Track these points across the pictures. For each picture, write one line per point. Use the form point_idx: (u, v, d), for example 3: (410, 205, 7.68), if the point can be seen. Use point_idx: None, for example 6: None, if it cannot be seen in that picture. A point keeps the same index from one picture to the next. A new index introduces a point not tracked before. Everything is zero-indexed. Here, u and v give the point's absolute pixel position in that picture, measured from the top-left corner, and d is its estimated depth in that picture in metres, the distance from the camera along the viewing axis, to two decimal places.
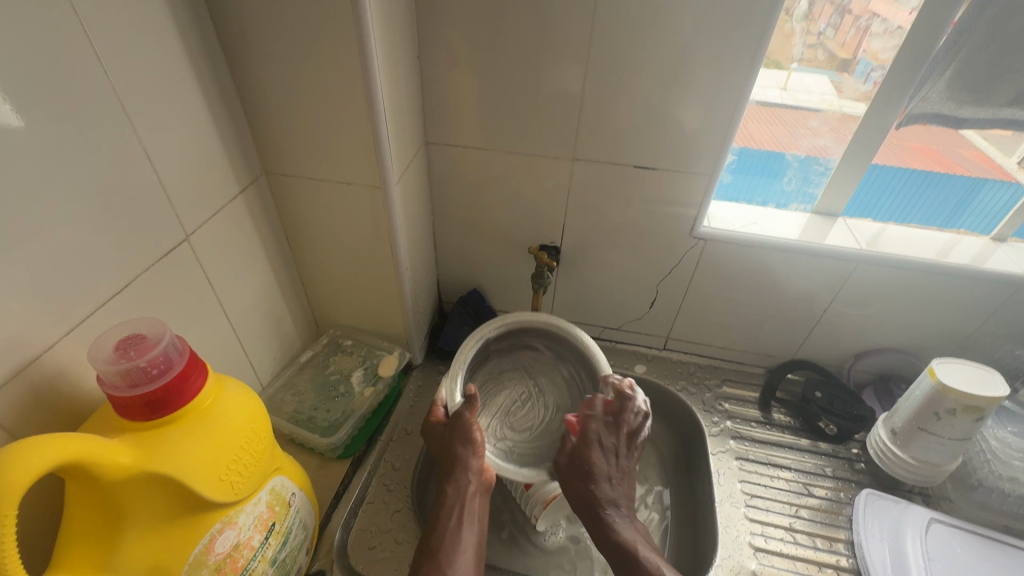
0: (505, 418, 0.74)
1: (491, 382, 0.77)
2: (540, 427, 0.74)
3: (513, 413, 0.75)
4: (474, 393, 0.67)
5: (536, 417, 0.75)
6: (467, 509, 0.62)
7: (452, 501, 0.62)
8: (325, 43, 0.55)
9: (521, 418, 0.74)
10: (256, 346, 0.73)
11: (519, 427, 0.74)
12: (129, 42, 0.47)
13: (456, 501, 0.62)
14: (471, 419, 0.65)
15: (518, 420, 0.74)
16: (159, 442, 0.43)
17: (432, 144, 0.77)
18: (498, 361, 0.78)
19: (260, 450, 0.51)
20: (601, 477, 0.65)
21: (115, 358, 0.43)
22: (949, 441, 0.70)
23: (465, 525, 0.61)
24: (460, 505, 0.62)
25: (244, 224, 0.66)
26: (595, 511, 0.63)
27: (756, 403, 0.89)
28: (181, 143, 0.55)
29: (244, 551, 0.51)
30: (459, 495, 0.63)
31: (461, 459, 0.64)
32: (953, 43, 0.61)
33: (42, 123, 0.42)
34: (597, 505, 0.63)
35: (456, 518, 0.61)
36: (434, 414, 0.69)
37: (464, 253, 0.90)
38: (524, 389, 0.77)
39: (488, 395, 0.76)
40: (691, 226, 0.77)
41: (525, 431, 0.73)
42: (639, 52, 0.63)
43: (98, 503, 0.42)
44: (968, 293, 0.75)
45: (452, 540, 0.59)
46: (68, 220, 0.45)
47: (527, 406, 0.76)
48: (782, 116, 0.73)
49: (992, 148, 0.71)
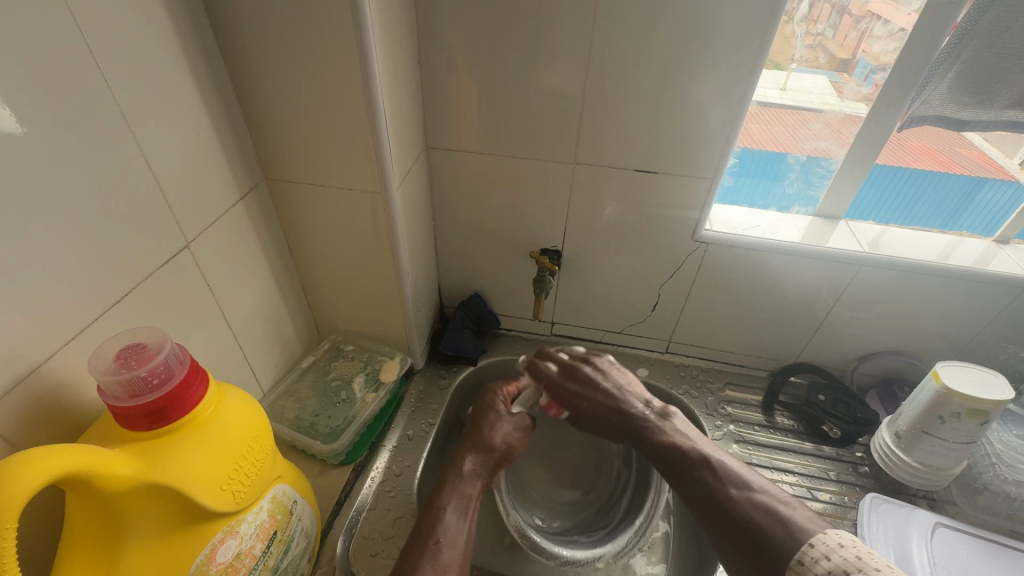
0: (540, 468, 0.84)
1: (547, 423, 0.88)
2: (558, 494, 0.82)
3: (547, 470, 0.84)
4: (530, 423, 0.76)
5: (562, 484, 0.83)
6: (472, 503, 0.62)
7: (461, 489, 0.63)
8: (326, 50, 0.55)
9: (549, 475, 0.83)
10: (257, 352, 0.73)
11: (542, 487, 0.82)
12: (129, 50, 0.47)
13: (467, 485, 0.64)
14: (518, 432, 0.74)
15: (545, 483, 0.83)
16: (159, 451, 0.43)
17: (432, 149, 0.77)
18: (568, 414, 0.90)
19: (261, 458, 0.51)
20: (615, 396, 0.71)
21: (116, 368, 0.43)
22: (955, 446, 0.70)
23: (464, 512, 0.60)
24: (463, 496, 0.62)
25: (245, 230, 0.66)
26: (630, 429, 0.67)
27: (759, 406, 0.88)
28: (181, 151, 0.55)
29: (246, 561, 0.51)
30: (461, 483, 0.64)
31: (489, 452, 0.70)
32: (954, 46, 0.60)
33: (42, 130, 0.42)
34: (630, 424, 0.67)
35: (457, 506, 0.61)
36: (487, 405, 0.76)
37: (464, 258, 0.89)
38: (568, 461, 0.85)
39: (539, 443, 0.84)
40: (693, 229, 0.77)
41: (545, 489, 0.82)
42: (640, 54, 0.63)
43: (98, 514, 0.41)
44: (972, 296, 0.75)
45: (451, 530, 0.57)
46: (66, 228, 0.45)
47: (560, 471, 0.84)
48: (782, 117, 0.73)
49: (992, 149, 0.73)
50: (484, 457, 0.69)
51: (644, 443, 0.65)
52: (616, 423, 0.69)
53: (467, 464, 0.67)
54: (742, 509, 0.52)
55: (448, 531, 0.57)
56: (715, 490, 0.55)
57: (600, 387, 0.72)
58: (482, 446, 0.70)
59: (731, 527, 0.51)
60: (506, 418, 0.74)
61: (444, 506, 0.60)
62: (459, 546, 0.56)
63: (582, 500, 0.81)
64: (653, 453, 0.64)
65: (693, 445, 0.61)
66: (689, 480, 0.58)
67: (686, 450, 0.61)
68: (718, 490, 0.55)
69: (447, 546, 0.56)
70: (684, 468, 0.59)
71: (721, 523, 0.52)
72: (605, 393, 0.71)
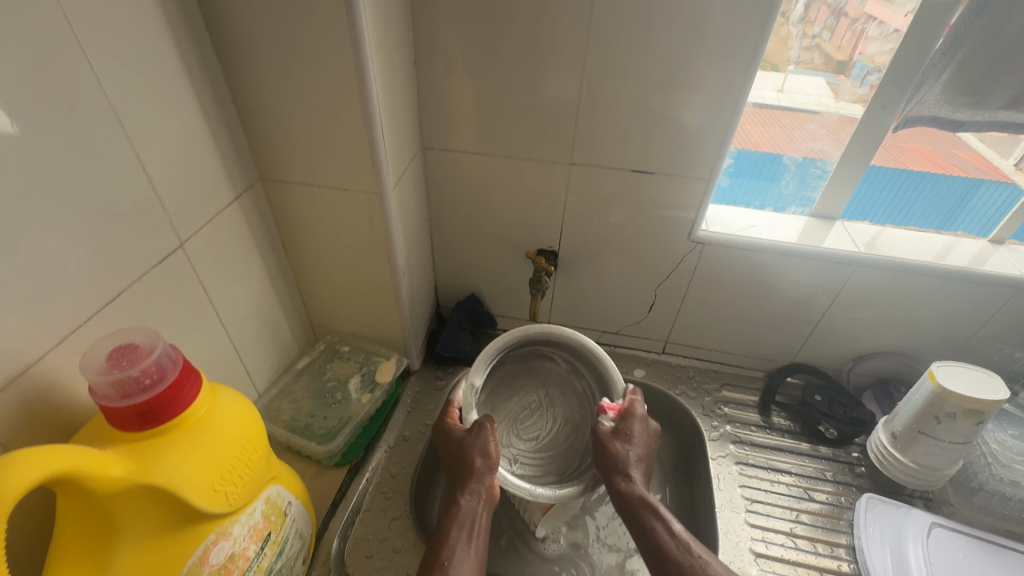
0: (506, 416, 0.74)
1: (500, 390, 0.75)
2: (536, 431, 0.74)
3: (517, 424, 0.74)
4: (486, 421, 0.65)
5: (531, 416, 0.75)
6: (477, 523, 0.60)
7: (466, 514, 0.60)
8: (321, 49, 0.55)
9: (523, 429, 0.74)
10: (252, 353, 0.72)
11: (517, 429, 0.74)
12: (122, 50, 0.47)
13: (468, 510, 0.60)
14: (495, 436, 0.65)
15: (515, 415, 0.75)
16: (152, 452, 0.42)
17: (428, 149, 0.76)
18: (513, 367, 0.75)
19: (256, 459, 0.51)
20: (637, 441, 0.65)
21: (107, 368, 0.43)
22: (950, 446, 0.70)
23: (470, 542, 0.58)
24: (470, 520, 0.59)
25: (240, 230, 0.66)
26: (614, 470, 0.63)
27: (755, 407, 0.88)
28: (175, 150, 0.55)
29: (239, 562, 0.50)
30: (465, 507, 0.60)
31: (478, 473, 0.62)
32: (949, 47, 0.61)
33: (35, 129, 0.41)
34: (620, 467, 0.63)
35: (466, 533, 0.58)
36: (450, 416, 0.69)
37: (461, 259, 0.89)
38: (532, 398, 0.75)
39: (497, 401, 0.74)
40: (689, 229, 0.77)
41: (517, 423, 0.74)
42: (637, 55, 0.63)
43: (91, 515, 0.41)
44: (968, 296, 0.75)
45: (458, 554, 0.56)
46: (60, 228, 0.45)
47: (535, 415, 0.75)
48: (780, 118, 0.73)
49: (987, 149, 0.72)
50: (478, 478, 0.62)
51: (611, 487, 0.63)
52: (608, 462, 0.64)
53: (466, 489, 0.61)
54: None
55: (459, 560, 0.56)
56: (669, 561, 0.56)
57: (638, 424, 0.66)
58: (471, 471, 0.62)
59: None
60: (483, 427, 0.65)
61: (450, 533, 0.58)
62: (466, 571, 0.55)
63: (575, 427, 0.73)
64: (617, 499, 0.62)
65: (658, 508, 0.60)
66: (649, 544, 0.58)
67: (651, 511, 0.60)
68: (675, 564, 0.55)
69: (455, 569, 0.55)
70: (648, 527, 0.59)
71: None
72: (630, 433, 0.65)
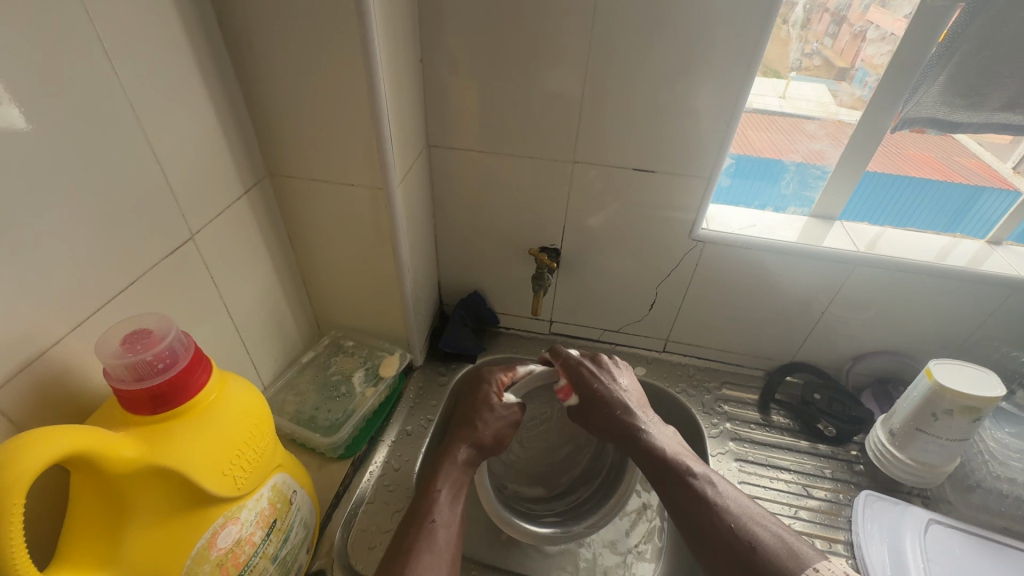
0: (536, 454, 0.80)
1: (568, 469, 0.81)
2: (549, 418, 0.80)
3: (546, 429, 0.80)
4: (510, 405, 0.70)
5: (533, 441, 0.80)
6: (461, 487, 0.63)
7: (455, 478, 0.63)
8: (330, 45, 0.56)
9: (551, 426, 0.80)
10: (258, 346, 0.73)
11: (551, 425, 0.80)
12: (138, 45, 0.48)
13: (459, 473, 0.63)
14: (515, 425, 0.70)
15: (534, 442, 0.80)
16: (164, 435, 0.43)
17: (434, 147, 0.78)
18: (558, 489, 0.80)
19: (263, 445, 0.52)
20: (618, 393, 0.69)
21: (122, 352, 0.44)
22: (948, 443, 0.70)
23: (455, 500, 0.61)
24: (459, 482, 0.62)
25: (249, 224, 0.67)
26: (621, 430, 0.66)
27: (755, 405, 0.89)
28: (187, 143, 0.56)
29: (246, 548, 0.51)
30: (458, 470, 0.64)
31: (484, 448, 0.67)
32: (944, 50, 0.62)
33: (51, 120, 0.43)
34: (620, 424, 0.67)
35: (450, 494, 0.61)
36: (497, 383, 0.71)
37: (464, 256, 0.90)
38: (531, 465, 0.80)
39: (566, 466, 0.81)
40: (690, 228, 0.78)
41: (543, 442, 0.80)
42: (640, 53, 0.64)
43: (103, 496, 0.42)
44: (967, 295, 0.75)
45: (445, 513, 0.59)
46: (74, 216, 0.46)
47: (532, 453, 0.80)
48: (778, 123, 0.75)
49: (987, 154, 0.76)
50: (479, 449, 0.67)
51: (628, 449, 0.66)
52: (607, 422, 0.68)
53: (463, 450, 0.65)
54: (721, 536, 0.55)
55: (444, 517, 0.58)
56: (694, 498, 0.58)
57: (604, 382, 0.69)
58: (478, 443, 0.67)
59: (707, 552, 0.55)
60: (505, 409, 0.69)
61: (438, 489, 0.61)
62: (453, 526, 0.58)
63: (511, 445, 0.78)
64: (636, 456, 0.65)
65: (680, 457, 0.63)
66: (670, 495, 0.60)
67: (669, 458, 0.62)
68: (700, 511, 0.57)
69: (443, 524, 0.57)
70: (669, 479, 0.61)
71: (716, 542, 0.55)
72: (598, 395, 0.68)
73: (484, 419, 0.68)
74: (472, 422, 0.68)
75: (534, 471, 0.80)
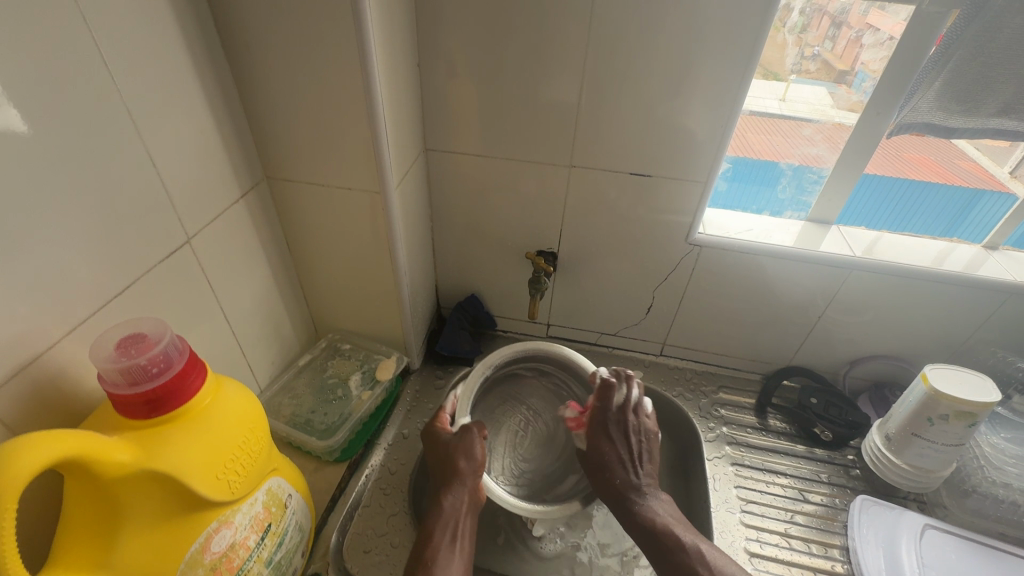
0: (533, 445, 0.77)
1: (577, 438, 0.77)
2: (517, 419, 0.79)
3: (525, 431, 0.78)
4: (464, 428, 0.69)
5: (517, 437, 0.78)
6: (459, 524, 0.63)
7: (447, 515, 0.63)
8: (327, 49, 0.56)
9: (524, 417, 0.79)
10: (255, 349, 0.73)
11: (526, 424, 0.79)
12: (135, 51, 0.49)
13: (449, 510, 0.64)
14: (476, 438, 0.68)
15: (522, 447, 0.77)
16: (158, 440, 0.44)
17: (431, 151, 0.78)
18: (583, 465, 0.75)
19: (257, 449, 0.52)
20: (630, 455, 0.69)
21: (116, 356, 0.44)
22: (944, 448, 0.70)
23: (453, 539, 0.62)
24: (453, 523, 0.63)
25: (245, 228, 0.68)
26: (618, 494, 0.67)
27: (752, 409, 0.89)
28: (183, 147, 0.56)
29: (240, 552, 0.51)
30: (450, 510, 0.64)
31: (462, 475, 0.66)
32: (940, 55, 0.62)
33: (47, 125, 0.43)
34: (620, 489, 0.67)
35: (450, 535, 0.62)
36: (440, 420, 0.72)
37: (462, 260, 0.91)
38: (540, 459, 0.76)
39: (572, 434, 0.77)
40: (686, 233, 0.78)
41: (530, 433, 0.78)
42: (636, 60, 0.65)
43: (96, 501, 0.42)
44: (963, 300, 0.75)
45: (442, 554, 0.60)
46: (70, 220, 0.46)
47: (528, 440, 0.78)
48: (773, 125, 0.75)
49: (984, 158, 0.76)
50: (461, 479, 0.66)
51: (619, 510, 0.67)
52: (605, 481, 0.68)
53: (450, 491, 0.65)
54: None
55: (442, 559, 0.59)
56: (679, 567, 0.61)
57: (620, 441, 0.70)
58: (455, 473, 0.66)
59: None
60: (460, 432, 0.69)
61: (432, 532, 0.62)
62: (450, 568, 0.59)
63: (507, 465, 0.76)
64: (625, 518, 0.67)
65: (673, 528, 0.64)
66: (660, 560, 0.62)
67: (665, 529, 0.64)
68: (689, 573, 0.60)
69: (441, 566, 0.59)
70: (659, 545, 0.63)
71: None
72: (612, 452, 0.69)
73: (454, 451, 0.67)
74: (443, 463, 0.67)
75: (549, 465, 0.76)
